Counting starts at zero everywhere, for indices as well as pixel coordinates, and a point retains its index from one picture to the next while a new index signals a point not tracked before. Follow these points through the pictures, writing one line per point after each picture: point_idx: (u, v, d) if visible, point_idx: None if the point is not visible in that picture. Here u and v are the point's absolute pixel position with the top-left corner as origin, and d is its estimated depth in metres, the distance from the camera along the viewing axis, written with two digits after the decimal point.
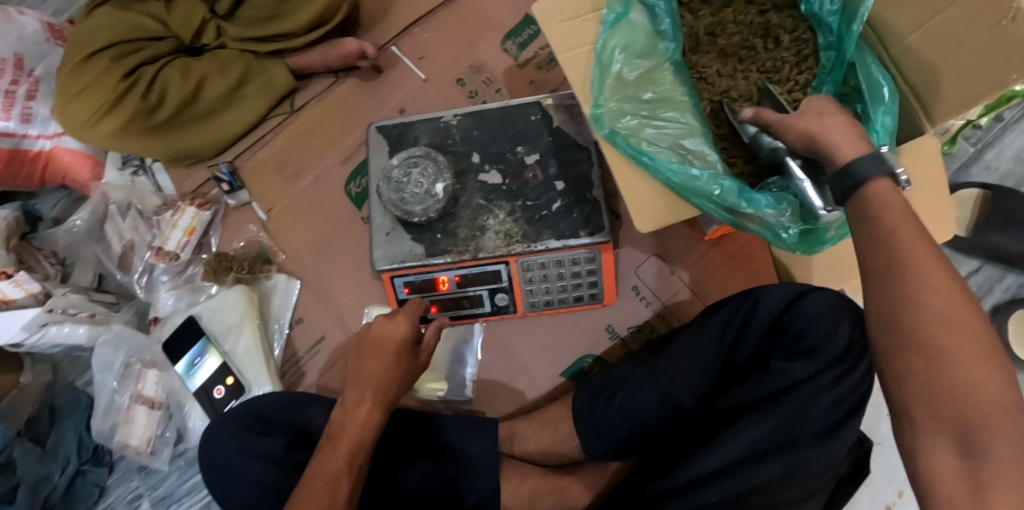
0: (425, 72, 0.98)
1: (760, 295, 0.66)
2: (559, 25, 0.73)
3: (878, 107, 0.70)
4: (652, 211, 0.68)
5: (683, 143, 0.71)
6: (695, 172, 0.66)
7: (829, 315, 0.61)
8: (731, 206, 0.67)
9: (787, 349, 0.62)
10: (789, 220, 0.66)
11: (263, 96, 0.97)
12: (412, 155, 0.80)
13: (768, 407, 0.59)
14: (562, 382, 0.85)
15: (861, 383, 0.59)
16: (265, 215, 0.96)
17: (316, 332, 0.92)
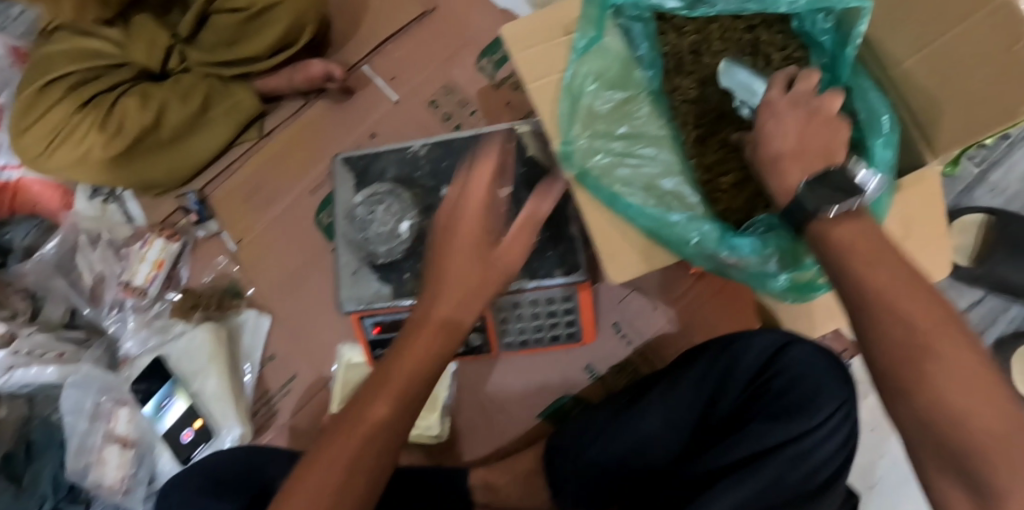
0: (397, 94, 0.95)
1: (741, 346, 0.62)
2: (525, 52, 0.69)
3: (876, 137, 0.63)
4: (627, 258, 0.63)
5: (658, 183, 0.67)
6: (671, 216, 0.62)
7: (813, 376, 0.57)
8: (712, 250, 0.62)
9: (767, 408, 0.57)
10: (775, 266, 0.61)
11: (227, 123, 0.93)
12: (375, 193, 0.77)
13: (746, 470, 0.53)
14: (539, 423, 0.81)
15: (841, 450, 0.55)
16: (234, 247, 0.94)
17: (289, 370, 0.90)
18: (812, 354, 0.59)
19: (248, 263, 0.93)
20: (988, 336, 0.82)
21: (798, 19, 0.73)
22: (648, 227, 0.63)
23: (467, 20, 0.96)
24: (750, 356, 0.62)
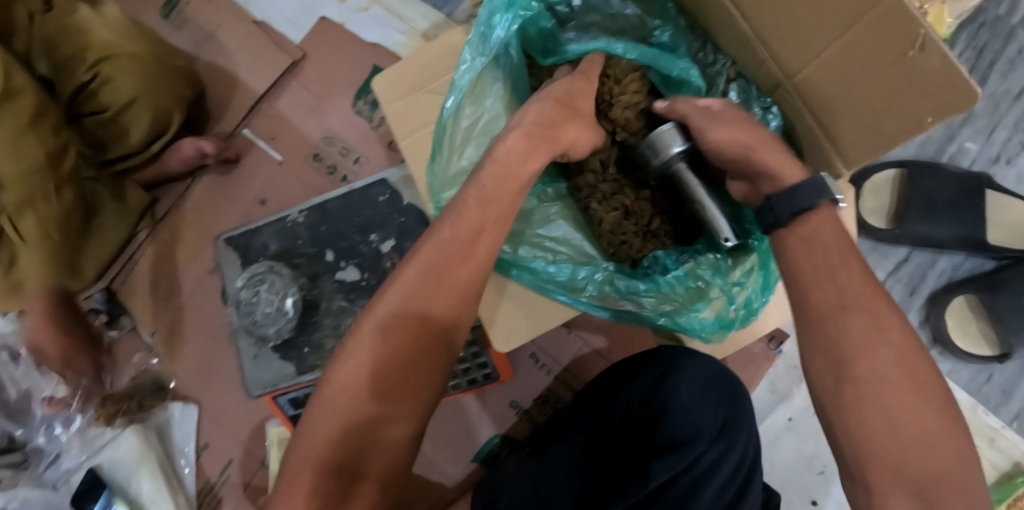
0: (280, 153, 0.92)
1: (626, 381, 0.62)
2: (400, 100, 0.68)
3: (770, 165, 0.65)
4: (523, 325, 0.60)
5: (538, 232, 0.62)
6: (551, 268, 0.59)
7: (702, 392, 0.57)
8: (607, 295, 0.60)
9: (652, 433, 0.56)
10: (672, 307, 0.59)
11: (117, 221, 0.92)
12: (255, 272, 0.74)
13: (641, 479, 0.52)
14: (474, 467, 0.79)
15: (742, 463, 0.54)
16: (151, 338, 0.93)
17: (224, 455, 0.88)
18: (698, 379, 0.58)
19: (167, 354, 0.91)
20: (919, 293, 0.78)
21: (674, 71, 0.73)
22: (546, 289, 0.59)
23: (336, 68, 0.93)
24: (630, 394, 0.60)
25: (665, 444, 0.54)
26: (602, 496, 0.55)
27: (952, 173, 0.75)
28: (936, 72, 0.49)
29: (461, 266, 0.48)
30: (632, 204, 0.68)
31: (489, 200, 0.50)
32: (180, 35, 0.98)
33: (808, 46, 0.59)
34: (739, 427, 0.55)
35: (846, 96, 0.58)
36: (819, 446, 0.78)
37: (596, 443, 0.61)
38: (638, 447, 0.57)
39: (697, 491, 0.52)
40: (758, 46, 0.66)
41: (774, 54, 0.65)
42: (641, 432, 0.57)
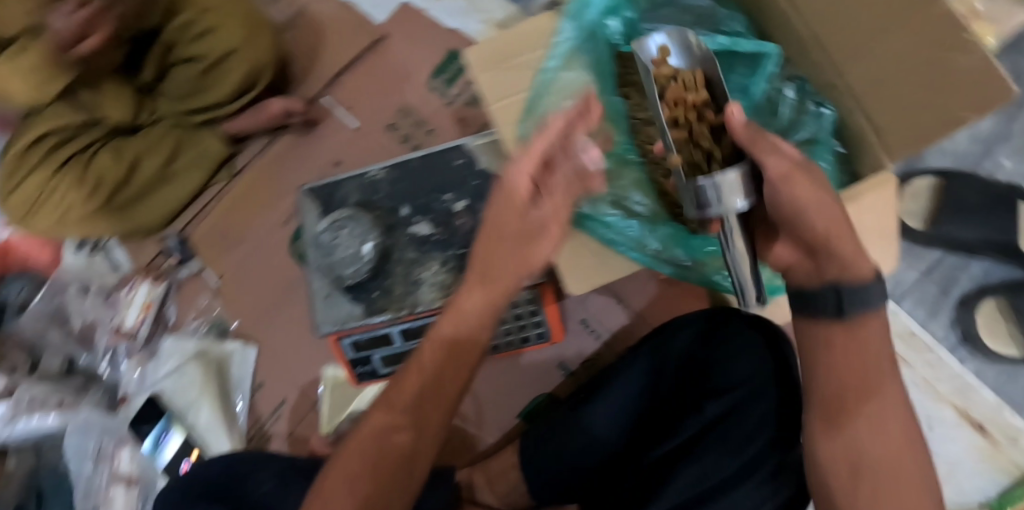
0: (357, 120, 0.99)
1: (681, 325, 0.68)
2: (493, 70, 0.74)
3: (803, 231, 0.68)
4: (589, 268, 0.65)
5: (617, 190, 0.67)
6: (631, 225, 0.65)
7: (761, 342, 0.61)
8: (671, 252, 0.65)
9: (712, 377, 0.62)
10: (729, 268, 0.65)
11: (197, 169, 0.99)
12: (338, 218, 0.80)
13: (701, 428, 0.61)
14: (519, 422, 0.85)
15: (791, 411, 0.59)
16: (217, 282, 0.99)
17: (277, 396, 0.93)
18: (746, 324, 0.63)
19: (230, 297, 0.98)
20: (951, 294, 0.83)
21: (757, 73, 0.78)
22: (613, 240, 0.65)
23: (415, 47, 1.00)
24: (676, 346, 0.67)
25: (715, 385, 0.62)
26: (658, 434, 0.65)
27: (985, 183, 0.82)
28: (972, 71, 0.55)
29: (493, 289, 0.54)
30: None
31: (482, 278, 0.54)
32: (270, 7, 1.05)
33: (861, 44, 0.66)
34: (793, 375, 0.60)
35: (897, 92, 0.65)
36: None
37: (655, 383, 0.68)
38: (691, 389, 0.64)
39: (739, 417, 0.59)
40: (821, 54, 0.73)
41: (831, 55, 0.72)
42: (698, 376, 0.64)
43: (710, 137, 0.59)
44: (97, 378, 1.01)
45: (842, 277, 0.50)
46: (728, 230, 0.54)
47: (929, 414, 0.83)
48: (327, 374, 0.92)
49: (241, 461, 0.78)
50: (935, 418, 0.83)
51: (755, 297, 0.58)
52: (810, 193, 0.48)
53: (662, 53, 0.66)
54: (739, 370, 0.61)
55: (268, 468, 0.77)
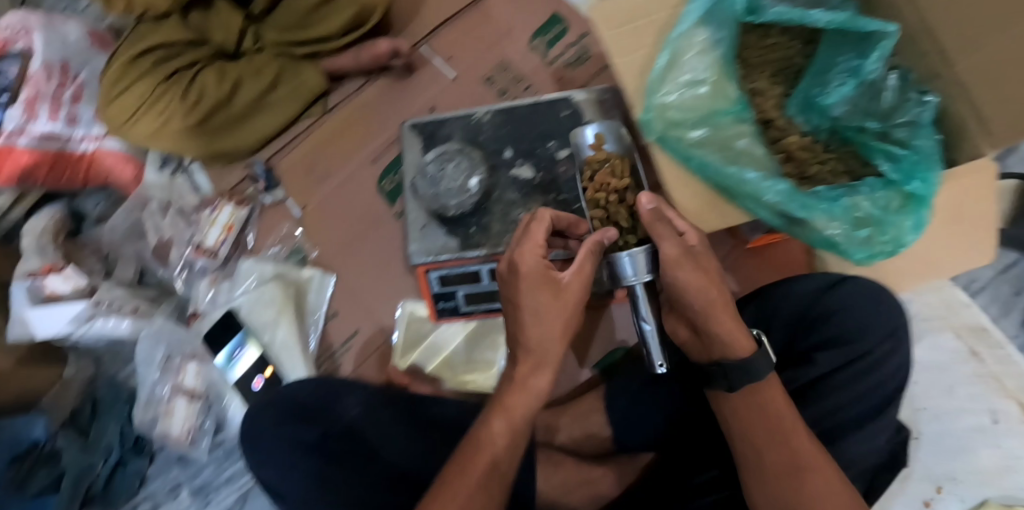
0: (455, 71, 1.01)
1: (792, 284, 0.68)
2: (617, 27, 0.71)
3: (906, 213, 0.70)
4: (699, 213, 0.69)
5: (734, 144, 0.70)
6: (747, 174, 0.67)
7: (871, 298, 0.65)
8: (784, 208, 0.67)
9: (824, 330, 0.66)
10: (837, 230, 0.69)
11: (293, 100, 1.01)
12: (447, 151, 0.82)
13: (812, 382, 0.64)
14: (594, 374, 0.85)
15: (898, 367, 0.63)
16: (300, 213, 1.00)
17: (350, 327, 0.95)
18: (867, 286, 0.65)
19: (313, 227, 0.99)
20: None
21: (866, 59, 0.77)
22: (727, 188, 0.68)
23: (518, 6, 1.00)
24: (790, 304, 0.68)
25: (829, 340, 0.65)
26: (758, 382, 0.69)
27: None
28: None
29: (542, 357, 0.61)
30: (797, 150, 0.80)
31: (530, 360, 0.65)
32: None
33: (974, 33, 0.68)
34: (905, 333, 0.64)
35: (1002, 85, 0.67)
36: (912, 413, 0.88)
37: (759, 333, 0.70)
38: (796, 338, 0.67)
39: (861, 378, 0.63)
40: (927, 44, 0.75)
41: (944, 47, 0.73)
42: (807, 327, 0.67)
43: (627, 219, 0.73)
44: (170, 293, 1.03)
45: (725, 356, 0.61)
46: (636, 299, 0.63)
47: (996, 407, 0.86)
48: (401, 311, 0.93)
49: (327, 381, 0.83)
50: (1001, 412, 0.86)
51: (659, 361, 0.64)
52: (691, 273, 0.58)
53: (597, 141, 0.79)
54: (849, 323, 0.64)
55: (356, 394, 0.83)
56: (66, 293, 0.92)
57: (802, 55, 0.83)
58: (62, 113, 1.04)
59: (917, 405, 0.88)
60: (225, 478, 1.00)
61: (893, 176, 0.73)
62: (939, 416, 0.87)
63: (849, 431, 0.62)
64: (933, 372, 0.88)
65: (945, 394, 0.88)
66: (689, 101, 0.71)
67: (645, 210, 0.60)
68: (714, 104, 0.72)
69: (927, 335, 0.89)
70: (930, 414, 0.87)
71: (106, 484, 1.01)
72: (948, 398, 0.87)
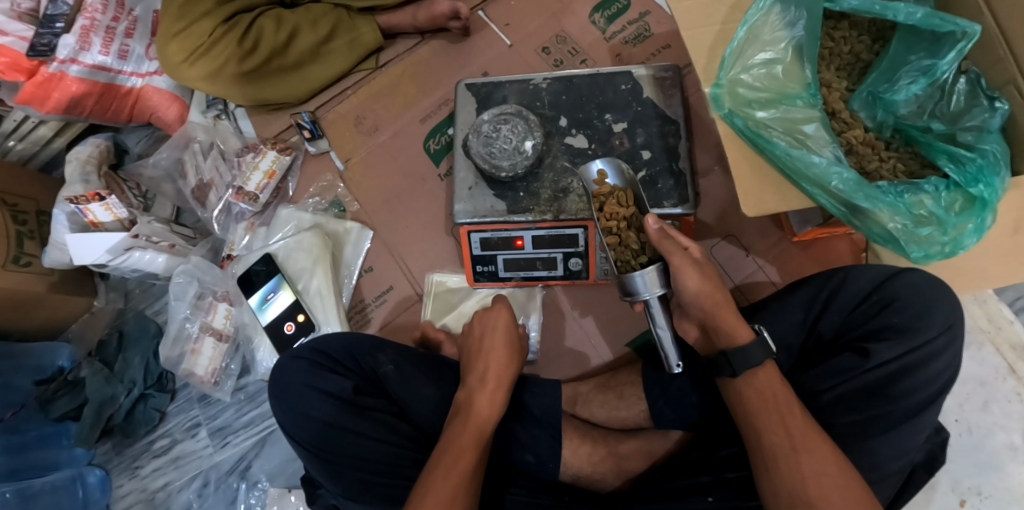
0: (510, 39, 1.00)
1: (849, 273, 0.68)
2: (687, 2, 0.72)
3: (968, 218, 0.69)
4: (762, 195, 0.68)
5: (802, 128, 0.69)
6: (815, 158, 0.66)
7: (924, 294, 0.64)
8: (847, 197, 0.67)
9: (877, 323, 0.65)
10: (899, 225, 0.68)
11: (346, 54, 1.00)
12: (503, 112, 0.82)
13: (863, 371, 0.62)
14: (628, 351, 0.86)
15: (948, 366, 0.63)
16: (342, 165, 0.99)
17: (385, 282, 0.94)
18: (925, 280, 0.65)
19: (355, 182, 0.98)
20: None
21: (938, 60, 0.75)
22: (792, 173, 0.67)
23: None
24: (844, 294, 0.67)
25: (882, 330, 0.64)
26: (806, 370, 0.67)
27: None
28: None
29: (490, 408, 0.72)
30: (858, 144, 0.79)
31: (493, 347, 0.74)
32: None
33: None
34: (957, 330, 0.63)
35: None
36: (944, 423, 0.87)
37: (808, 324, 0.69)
38: (847, 332, 0.67)
39: (912, 371, 0.62)
40: (1002, 48, 0.72)
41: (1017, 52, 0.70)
42: (860, 319, 0.66)
43: (637, 242, 0.70)
44: (207, 234, 1.05)
45: (728, 346, 0.63)
46: (652, 314, 0.66)
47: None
48: (433, 281, 0.92)
49: (359, 337, 0.83)
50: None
51: (676, 362, 0.69)
52: (698, 280, 0.63)
53: (601, 176, 0.74)
54: (909, 315, 0.63)
55: (387, 352, 0.82)
56: (107, 223, 0.93)
57: (871, 51, 0.82)
58: (114, 47, 1.03)
59: (950, 416, 0.87)
60: (245, 421, 1.00)
61: (954, 178, 0.71)
62: (970, 430, 0.86)
63: (893, 425, 0.61)
64: (965, 384, 0.88)
65: (980, 408, 0.87)
66: (761, 80, 0.70)
67: (653, 229, 0.63)
68: (787, 86, 0.71)
69: (968, 347, 0.89)
70: (963, 427, 0.86)
71: (127, 415, 1.00)
72: (985, 412, 0.87)
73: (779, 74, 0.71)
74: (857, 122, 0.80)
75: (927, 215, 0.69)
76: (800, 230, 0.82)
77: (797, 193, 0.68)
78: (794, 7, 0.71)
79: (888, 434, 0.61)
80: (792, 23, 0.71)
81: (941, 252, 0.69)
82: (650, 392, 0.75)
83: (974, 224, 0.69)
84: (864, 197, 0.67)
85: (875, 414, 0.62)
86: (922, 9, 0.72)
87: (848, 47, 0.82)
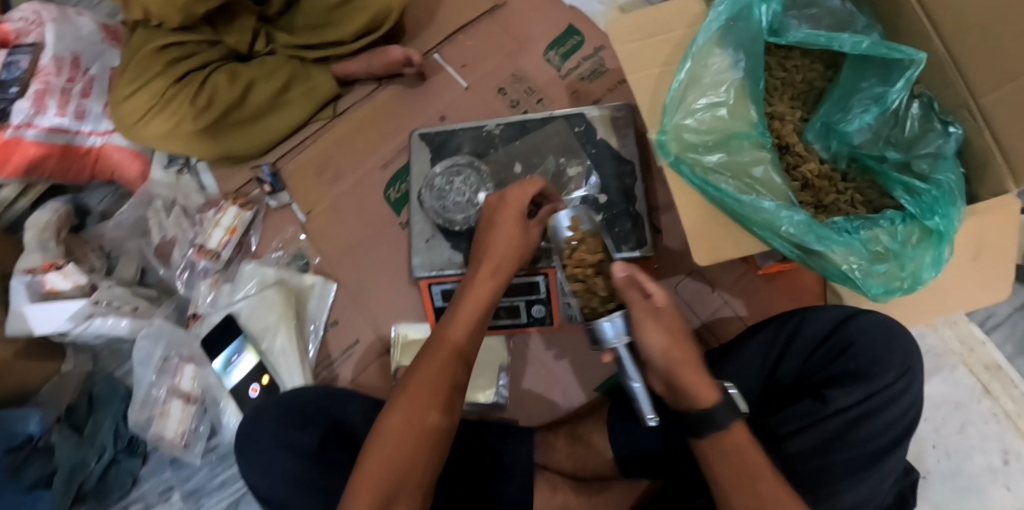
0: (467, 80, 0.99)
1: (806, 315, 0.67)
2: (631, 44, 0.71)
3: (925, 253, 0.68)
4: (714, 243, 0.67)
5: (750, 172, 0.69)
6: (763, 202, 0.65)
7: (881, 340, 0.63)
8: (800, 241, 0.66)
9: (835, 370, 0.64)
10: (854, 265, 0.67)
11: (304, 104, 0.99)
12: (456, 163, 0.81)
13: (823, 419, 0.61)
14: (597, 395, 0.85)
15: (910, 410, 0.62)
16: (304, 217, 0.99)
17: (352, 335, 0.94)
18: (879, 322, 0.64)
19: (318, 232, 0.98)
20: None
21: (888, 88, 0.74)
22: (743, 218, 0.66)
23: (536, 18, 0.99)
24: (802, 341, 0.67)
25: (840, 377, 0.63)
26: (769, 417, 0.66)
27: None
28: None
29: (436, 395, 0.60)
30: (814, 178, 0.79)
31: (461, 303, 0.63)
32: None
33: (1004, 67, 0.64)
34: (917, 371, 0.63)
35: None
36: (922, 449, 0.86)
37: (770, 372, 0.68)
38: (809, 380, 0.66)
39: (872, 416, 0.61)
40: (953, 74, 0.71)
41: (967, 78, 0.69)
42: (820, 366, 0.66)
43: (604, 289, 0.63)
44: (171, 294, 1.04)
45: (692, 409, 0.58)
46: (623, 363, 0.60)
47: (1009, 448, 0.84)
48: (396, 333, 0.91)
49: (329, 392, 0.82)
50: (1013, 453, 0.84)
51: (651, 414, 0.63)
52: (657, 334, 0.56)
53: (572, 223, 0.67)
54: (865, 361, 0.63)
55: (357, 400, 0.82)
56: (66, 290, 0.92)
57: (824, 78, 0.81)
58: (70, 107, 1.01)
59: (927, 442, 0.86)
60: (218, 482, 0.99)
61: (910, 210, 0.70)
62: (949, 455, 0.85)
63: (858, 471, 0.60)
64: (940, 408, 0.87)
65: (957, 432, 0.86)
66: (706, 122, 0.70)
67: (619, 276, 0.56)
68: (734, 126, 0.71)
69: (942, 369, 0.88)
70: (940, 452, 0.85)
71: (98, 480, 0.99)
72: (962, 436, 0.85)
73: (724, 117, 0.71)
74: (811, 154, 0.79)
75: (881, 253, 0.68)
76: (764, 264, 0.80)
77: (750, 239, 0.67)
78: (736, 47, 0.71)
79: (853, 480, 0.60)
80: (735, 63, 0.71)
81: (901, 289, 0.68)
82: (616, 441, 0.74)
83: (933, 259, 0.67)
84: (816, 239, 0.66)
85: (839, 460, 0.60)
86: (868, 38, 0.71)
87: (803, 76, 0.82)
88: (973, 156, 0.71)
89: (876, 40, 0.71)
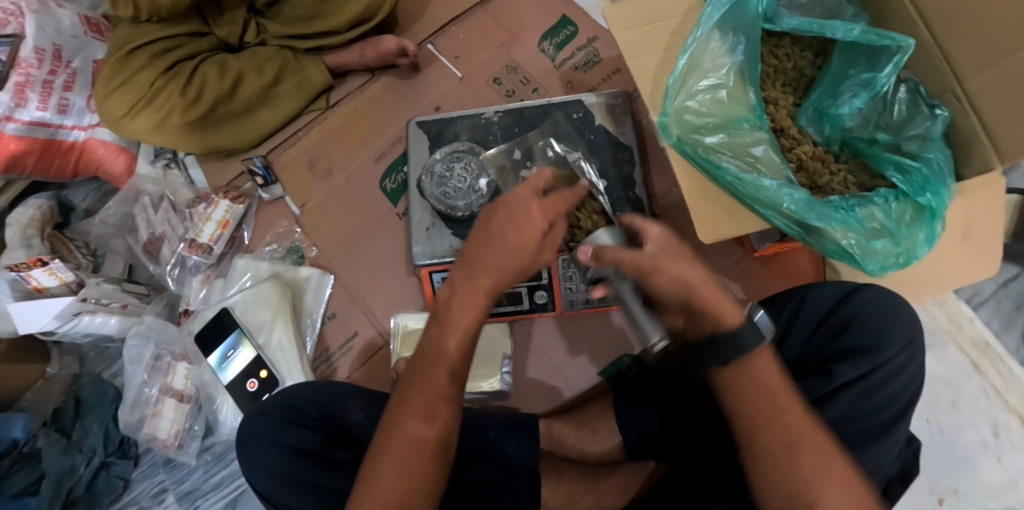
0: (462, 71, 0.99)
1: (806, 293, 0.68)
2: (629, 31, 0.71)
3: (920, 229, 0.69)
4: (717, 223, 0.68)
5: (749, 151, 0.71)
6: (764, 181, 0.67)
7: (881, 314, 0.65)
8: (799, 217, 0.67)
9: (838, 346, 0.65)
10: (852, 240, 0.68)
11: (296, 96, 0.98)
12: (455, 150, 0.81)
13: (830, 396, 0.61)
14: (600, 381, 0.85)
15: (912, 384, 0.63)
16: (299, 210, 0.97)
17: (350, 328, 0.92)
18: (880, 297, 0.66)
19: (313, 226, 0.96)
20: None
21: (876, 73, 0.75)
22: (744, 197, 0.67)
23: (529, 8, 1.00)
24: (803, 317, 0.68)
25: (844, 352, 0.64)
26: None
27: None
28: None
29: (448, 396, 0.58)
30: (808, 159, 0.81)
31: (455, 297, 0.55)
32: None
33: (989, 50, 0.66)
34: (918, 346, 0.64)
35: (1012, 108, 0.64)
36: (916, 425, 0.87)
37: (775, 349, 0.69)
38: (812, 356, 0.67)
39: (876, 390, 0.62)
40: (939, 58, 0.72)
41: (953, 61, 0.71)
42: (823, 342, 0.67)
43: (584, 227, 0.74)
44: (161, 290, 1.02)
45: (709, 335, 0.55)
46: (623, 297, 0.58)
47: (999, 421, 0.86)
48: (395, 324, 0.88)
49: (331, 386, 0.80)
50: (1002, 426, 0.86)
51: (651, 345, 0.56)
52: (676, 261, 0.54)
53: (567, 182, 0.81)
54: (866, 335, 0.64)
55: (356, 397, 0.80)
56: (52, 287, 0.90)
57: (813, 66, 0.83)
58: (52, 101, 0.98)
59: (921, 417, 0.88)
60: (214, 483, 0.97)
61: (903, 188, 0.72)
62: (942, 431, 0.87)
63: (869, 442, 0.61)
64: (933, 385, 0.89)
65: (949, 408, 0.87)
66: (706, 105, 0.72)
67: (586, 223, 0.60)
68: (733, 110, 0.73)
69: (933, 347, 0.90)
70: (934, 427, 0.87)
71: (88, 486, 0.96)
72: (956, 412, 0.87)
73: (723, 100, 0.73)
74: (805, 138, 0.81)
75: (878, 229, 0.70)
76: (761, 246, 0.82)
77: (751, 216, 0.68)
78: (733, 32, 0.72)
79: (861, 450, 0.60)
80: (732, 48, 0.72)
81: (896, 265, 0.69)
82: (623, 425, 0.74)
83: (929, 234, 0.69)
84: (817, 215, 0.67)
85: (849, 433, 0.61)
86: (858, 26, 0.73)
87: (794, 62, 0.83)
88: (959, 138, 0.73)
89: (867, 27, 0.72)
